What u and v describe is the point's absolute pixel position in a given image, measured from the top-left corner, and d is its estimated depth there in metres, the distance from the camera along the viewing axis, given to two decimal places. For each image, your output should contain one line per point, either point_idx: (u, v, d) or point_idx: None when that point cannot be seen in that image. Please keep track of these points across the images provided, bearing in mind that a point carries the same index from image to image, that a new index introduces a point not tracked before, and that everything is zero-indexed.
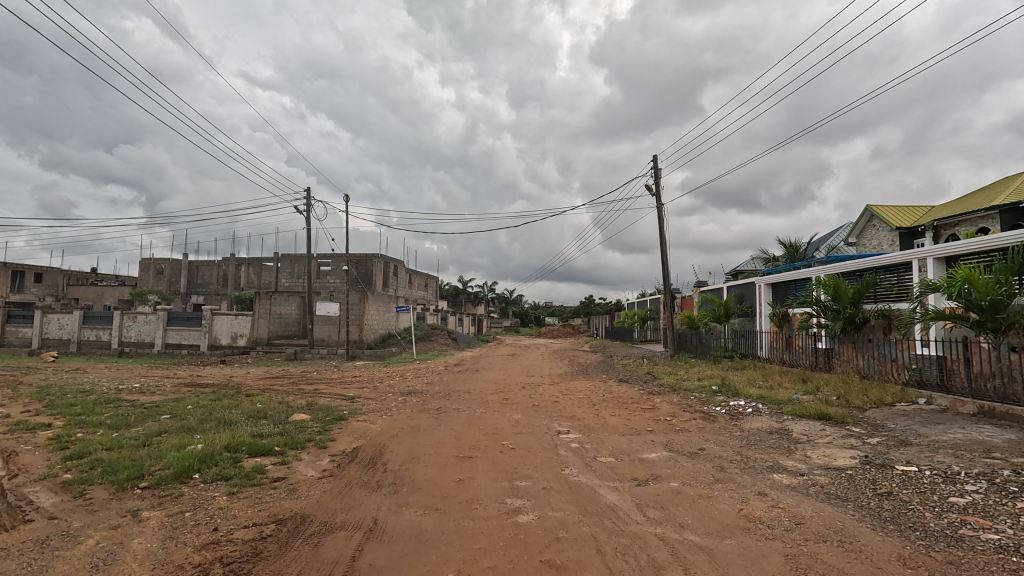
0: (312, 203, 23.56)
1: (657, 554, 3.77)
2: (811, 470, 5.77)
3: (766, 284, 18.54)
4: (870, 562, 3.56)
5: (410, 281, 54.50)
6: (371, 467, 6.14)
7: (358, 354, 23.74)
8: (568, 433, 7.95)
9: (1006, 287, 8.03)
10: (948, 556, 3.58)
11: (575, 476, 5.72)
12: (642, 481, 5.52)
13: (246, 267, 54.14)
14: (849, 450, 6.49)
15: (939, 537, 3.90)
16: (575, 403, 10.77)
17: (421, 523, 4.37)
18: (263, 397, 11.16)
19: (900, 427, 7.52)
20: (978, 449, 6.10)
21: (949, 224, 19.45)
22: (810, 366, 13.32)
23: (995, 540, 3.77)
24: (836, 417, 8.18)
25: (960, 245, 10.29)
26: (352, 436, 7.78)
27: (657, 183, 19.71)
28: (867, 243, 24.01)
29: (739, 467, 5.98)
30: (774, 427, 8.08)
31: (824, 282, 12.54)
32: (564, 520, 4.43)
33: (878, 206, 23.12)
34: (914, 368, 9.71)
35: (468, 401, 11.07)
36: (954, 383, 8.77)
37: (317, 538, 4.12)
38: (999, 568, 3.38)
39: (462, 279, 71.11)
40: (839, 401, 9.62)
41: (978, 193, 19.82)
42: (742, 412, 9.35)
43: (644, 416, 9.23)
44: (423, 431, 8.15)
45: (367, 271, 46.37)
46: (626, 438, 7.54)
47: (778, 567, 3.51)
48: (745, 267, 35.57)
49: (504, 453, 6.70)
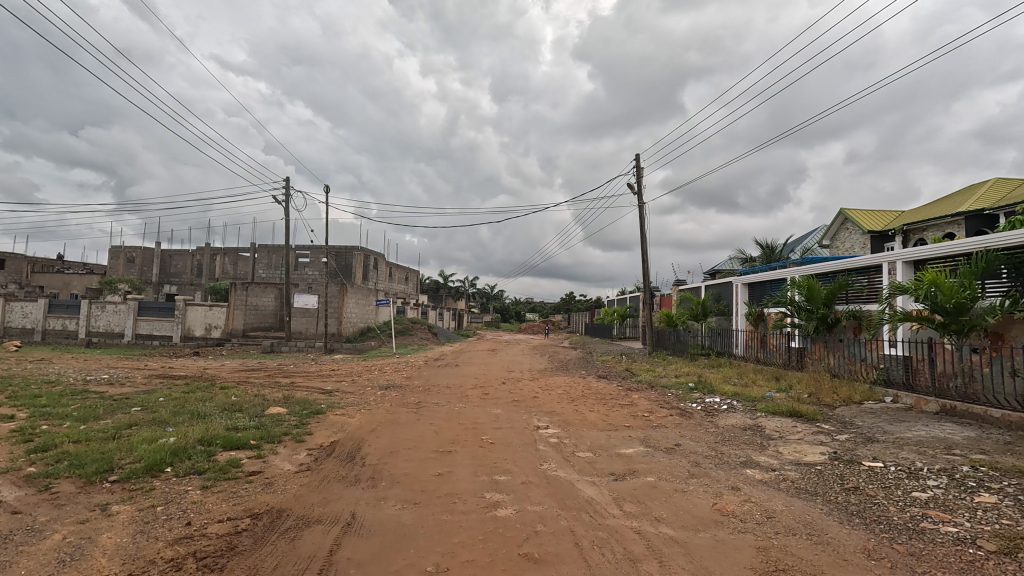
0: (291, 193, 23.08)
1: (633, 546, 3.85)
2: (783, 465, 5.93)
3: (743, 284, 18.89)
4: (837, 554, 3.69)
5: (390, 274, 53.87)
6: (350, 461, 6.10)
7: (337, 347, 23.47)
8: (547, 427, 8.04)
9: (970, 291, 8.33)
10: (909, 548, 3.74)
11: (555, 470, 5.77)
12: (619, 475, 5.61)
13: (222, 256, 53.09)
14: (818, 446, 6.68)
15: (902, 530, 4.06)
16: (555, 397, 10.90)
17: (400, 517, 4.36)
18: (238, 390, 10.94)
19: (867, 424, 7.78)
20: (940, 445, 6.35)
21: (917, 229, 20.10)
22: (783, 364, 13.68)
23: (953, 532, 3.95)
24: (807, 414, 8.43)
25: (929, 249, 10.63)
26: (330, 430, 7.69)
27: (638, 182, 19.99)
28: (840, 246, 24.74)
29: (713, 462, 6.12)
30: (747, 423, 8.28)
31: (799, 283, 12.88)
32: (543, 513, 4.48)
33: (851, 210, 23.85)
34: (882, 367, 10.04)
35: (448, 395, 11.03)
36: (919, 382, 9.09)
37: (293, 532, 4.07)
38: (957, 559, 3.54)
39: (444, 274, 70.70)
40: (810, 399, 9.90)
41: (945, 200, 20.59)
42: (717, 409, 9.55)
43: (622, 412, 9.33)
44: (403, 424, 8.17)
45: (347, 263, 45.94)
46: (604, 433, 7.63)
47: (751, 560, 3.61)
48: (722, 266, 36.47)
49: (484, 447, 6.74)
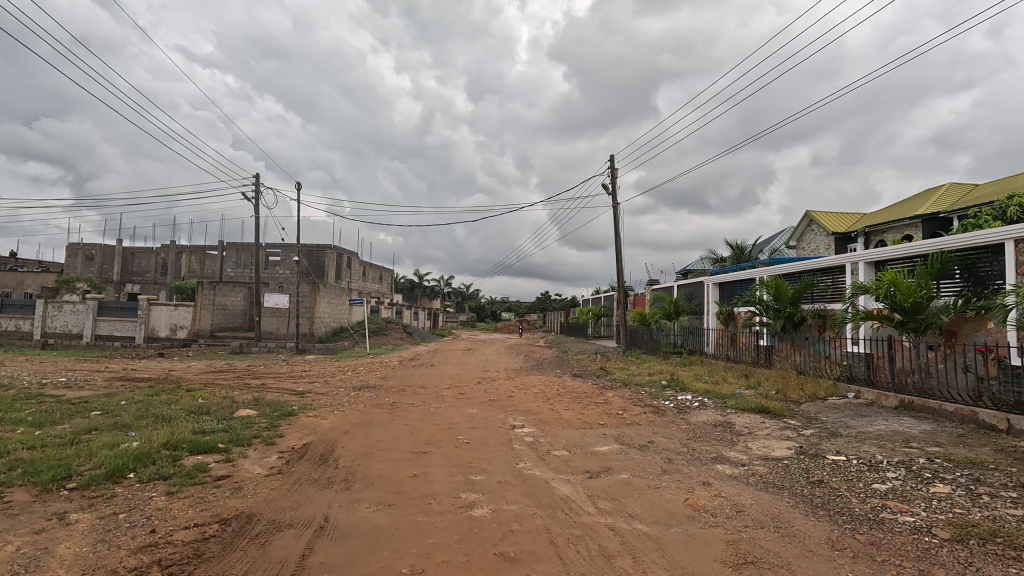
0: (261, 190, 22.54)
1: (608, 543, 3.90)
2: (752, 460, 6.10)
3: (714, 284, 19.31)
4: (803, 545, 3.81)
5: (363, 274, 53.14)
6: (323, 463, 6.00)
7: (309, 347, 23.02)
8: (523, 426, 8.06)
9: (926, 290, 8.71)
10: (869, 538, 3.89)
11: (530, 469, 5.79)
12: (594, 473, 5.67)
13: (188, 254, 51.46)
14: (785, 441, 6.89)
15: (863, 520, 4.22)
16: (530, 397, 10.94)
17: (375, 519, 4.31)
18: (205, 392, 10.62)
19: (831, 419, 8.05)
20: (899, 439, 6.63)
21: (878, 231, 20.88)
22: (752, 362, 14.04)
23: (911, 521, 4.13)
24: (775, 410, 8.68)
25: (888, 250, 11.05)
26: (302, 432, 7.55)
27: (613, 183, 20.24)
28: (806, 247, 25.53)
29: (685, 458, 6.24)
30: (718, 420, 8.48)
31: (767, 283, 13.25)
32: (518, 513, 4.49)
33: (817, 212, 24.64)
34: (844, 365, 10.41)
35: (423, 396, 10.94)
36: (879, 378, 9.45)
37: (264, 537, 3.98)
38: (914, 548, 3.70)
39: (419, 273, 70.10)
40: (778, 395, 10.19)
41: (904, 203, 21.46)
42: (689, 406, 9.75)
43: (597, 410, 9.44)
44: (377, 425, 8.08)
45: (319, 262, 45.10)
46: (579, 432, 7.70)
47: (721, 553, 3.70)
48: (694, 266, 37.21)
49: (459, 447, 6.72)
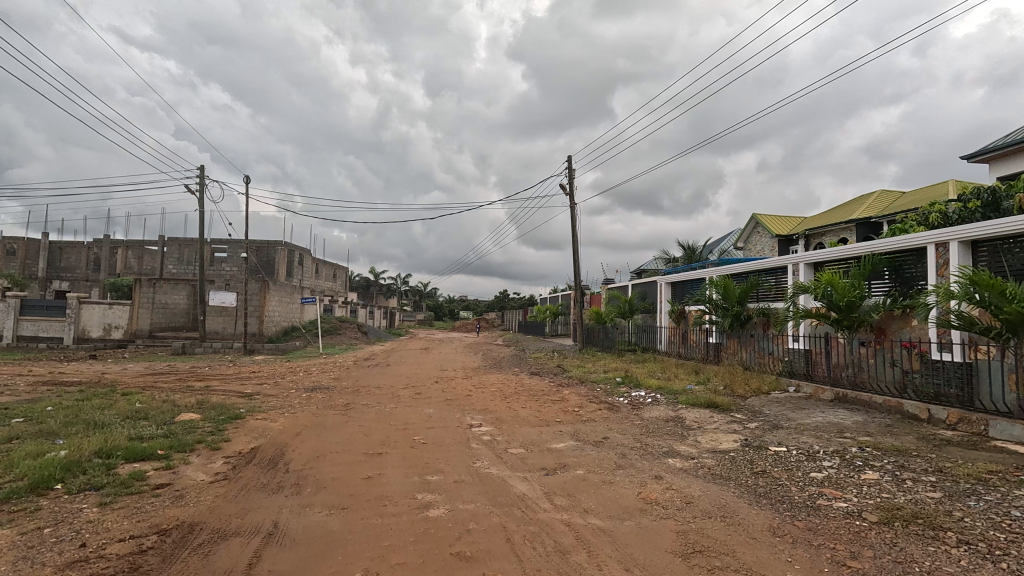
0: (206, 183, 21.47)
1: (563, 539, 3.95)
2: (701, 453, 6.34)
3: (667, 283, 19.93)
4: (747, 533, 3.99)
5: (316, 271, 51.57)
6: (272, 467, 5.78)
7: (257, 347, 22.12)
8: (480, 425, 8.04)
9: (859, 290, 9.31)
10: (807, 523, 4.12)
11: (487, 468, 5.80)
12: (550, 470, 5.74)
13: (124, 250, 48.35)
14: (732, 434, 7.20)
15: (801, 507, 4.47)
16: (488, 395, 10.94)
17: (327, 523, 4.20)
18: (143, 396, 10.01)
19: (774, 413, 8.49)
20: (834, 430, 7.06)
21: (817, 234, 22.13)
22: (702, 358, 14.60)
23: (843, 506, 4.41)
24: (723, 404, 9.04)
25: (826, 252, 11.72)
26: (250, 435, 7.25)
27: (570, 183, 20.51)
28: (752, 248, 26.75)
29: (639, 453, 6.41)
30: (669, 415, 8.77)
31: (716, 282, 13.79)
32: (475, 512, 4.49)
33: (762, 215, 25.85)
34: (786, 360, 10.99)
35: (378, 396, 10.74)
36: (817, 372, 10.04)
37: (208, 546, 3.80)
38: (846, 531, 3.95)
39: (374, 271, 68.67)
40: (726, 390, 10.64)
41: (840, 208, 22.84)
42: (642, 402, 10.02)
43: (554, 407, 9.54)
44: (331, 427, 7.86)
45: (269, 259, 43.41)
46: (536, 429, 7.77)
47: (672, 543, 3.82)
48: (648, 265, 38.26)
49: (416, 448, 6.63)
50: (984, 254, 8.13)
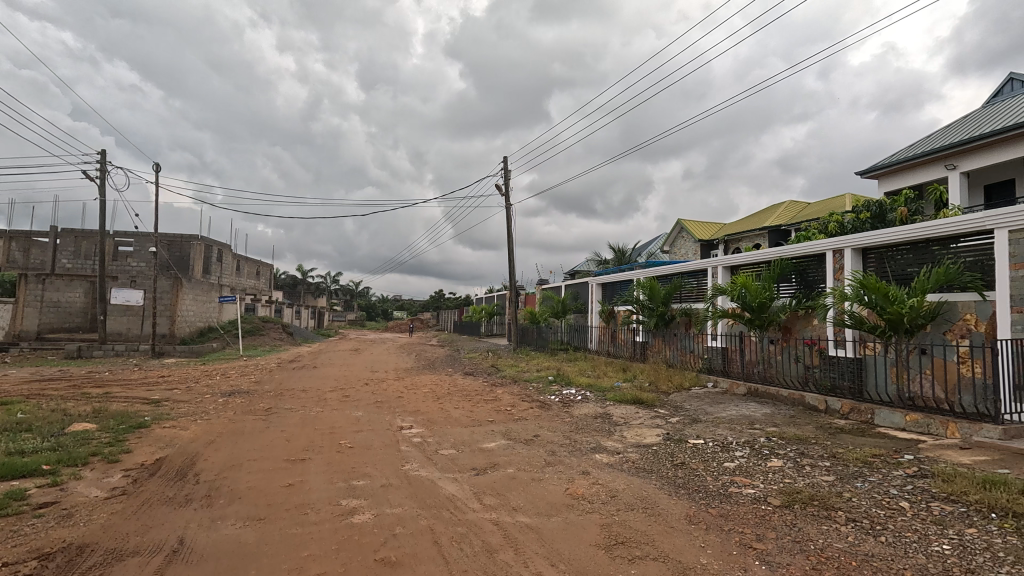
0: (108, 170, 19.53)
1: (491, 538, 3.96)
2: (626, 448, 6.58)
3: (598, 284, 20.56)
4: (666, 522, 4.19)
5: (238, 268, 48.45)
6: (180, 479, 5.35)
7: (168, 350, 20.41)
8: (411, 427, 7.89)
9: (769, 292, 10.08)
10: (719, 510, 4.40)
11: (416, 470, 5.69)
12: (481, 470, 5.73)
13: (7, 241, 42.97)
14: (655, 429, 7.54)
15: (714, 495, 4.76)
16: (419, 396, 10.75)
17: (241, 536, 3.94)
18: (26, 406, 8.91)
19: (693, 407, 8.99)
20: (745, 422, 7.58)
21: (734, 240, 23.73)
22: (629, 356, 15.20)
23: (751, 492, 4.74)
24: (647, 400, 9.45)
25: (741, 256, 12.58)
26: (155, 445, 6.66)
27: (506, 183, 20.65)
28: (677, 252, 28.22)
29: (567, 450, 6.55)
30: (598, 411, 9.04)
31: (643, 283, 14.42)
32: (401, 515, 4.39)
33: (687, 221, 27.36)
34: (705, 358, 11.68)
35: (303, 399, 10.25)
36: (732, 368, 10.75)
37: (100, 570, 3.44)
38: (753, 515, 4.26)
39: (302, 269, 65.52)
40: (651, 386, 11.14)
41: (755, 216, 24.64)
42: (573, 399, 10.26)
43: (486, 407, 9.54)
44: (249, 434, 7.40)
45: (183, 254, 40.22)
46: (468, 429, 7.74)
47: (596, 537, 3.94)
48: (581, 267, 39.30)
49: (341, 452, 6.39)
50: (873, 260, 9.06)
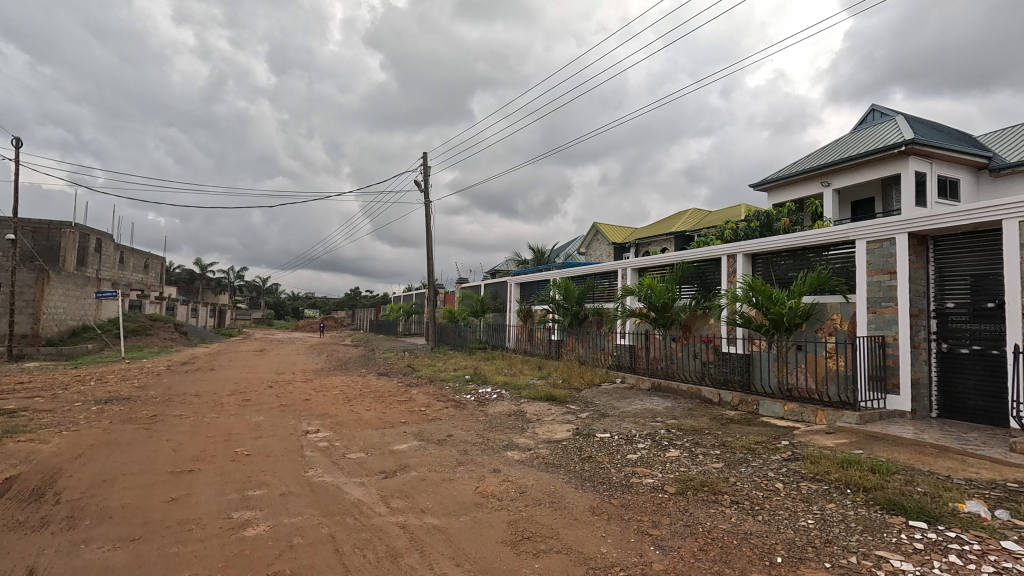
0: None
1: (396, 542, 3.85)
2: (537, 444, 6.71)
3: (516, 283, 20.84)
4: (571, 515, 4.33)
5: (121, 261, 43.42)
6: (36, 500, 4.67)
7: (30, 352, 17.80)
8: (317, 431, 7.50)
9: (672, 293, 10.77)
10: (621, 500, 4.61)
11: (320, 476, 5.41)
12: (390, 473, 5.57)
13: None
14: (565, 425, 7.77)
15: (617, 486, 4.99)
16: (328, 399, 10.27)
17: (109, 560, 3.52)
18: None
19: (602, 402, 9.39)
20: (648, 415, 8.03)
21: (644, 244, 25.12)
22: (545, 354, 15.57)
23: (650, 481, 5.03)
24: (560, 397, 9.72)
25: (649, 259, 13.35)
26: (5, 463, 5.76)
27: (426, 180, 20.30)
28: (593, 254, 29.35)
29: (480, 448, 6.56)
30: (512, 409, 9.15)
31: (559, 283, 14.84)
32: (300, 525, 4.15)
33: (602, 225, 28.55)
34: (614, 355, 12.25)
35: (195, 405, 9.39)
36: (639, 364, 11.38)
37: None
38: (651, 503, 4.51)
39: (200, 263, 60.11)
40: (564, 383, 11.48)
41: (663, 222, 26.26)
42: (488, 398, 10.31)
43: (399, 408, 9.31)
44: (127, 444, 6.64)
45: (52, 243, 35.32)
46: (378, 432, 7.50)
47: (503, 533, 3.97)
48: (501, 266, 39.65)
49: (237, 461, 5.93)
50: (760, 265, 9.98)
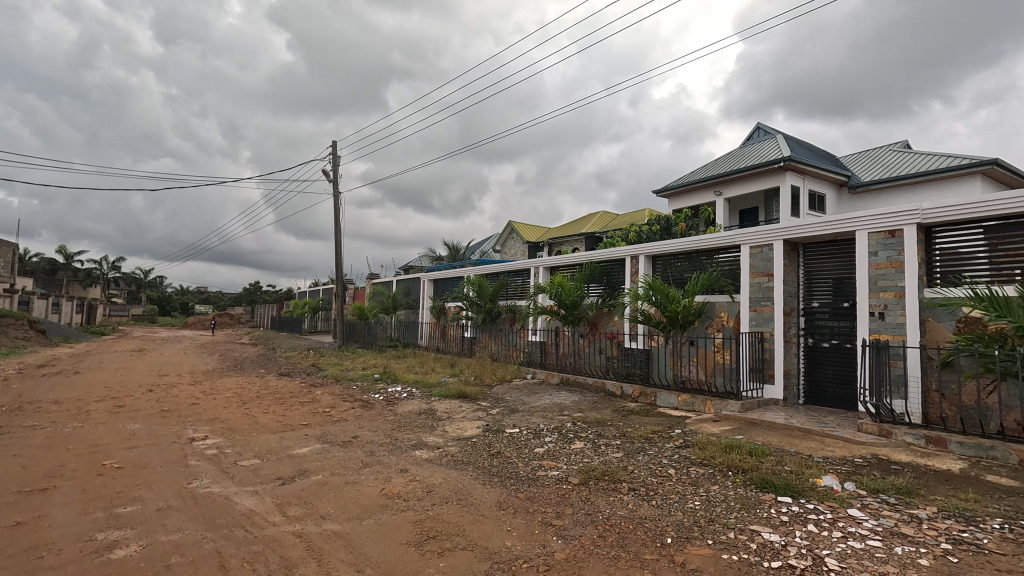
0: None
1: (291, 552, 3.62)
2: (446, 442, 6.66)
3: (430, 280, 20.53)
4: (478, 511, 4.34)
5: None
6: None
7: None
8: (205, 438, 6.86)
9: (580, 291, 11.21)
10: (527, 493, 4.71)
11: (206, 487, 4.95)
12: (287, 479, 5.23)
13: None
14: (475, 421, 7.78)
15: (523, 480, 5.09)
16: (220, 402, 9.44)
17: None
18: None
19: (513, 398, 9.54)
20: (556, 409, 8.28)
21: (556, 243, 25.85)
22: (458, 352, 15.51)
23: (555, 473, 5.19)
24: (471, 394, 9.74)
25: (559, 259, 13.77)
26: None
27: (335, 170, 19.35)
28: (507, 252, 29.72)
29: (387, 449, 6.38)
30: (422, 408, 9.00)
31: (472, 280, 14.85)
32: (180, 542, 3.77)
33: (516, 223, 28.98)
34: (526, 351, 12.51)
35: (53, 414, 8.20)
36: (548, 360, 11.71)
37: None
38: (555, 494, 4.66)
39: (65, 252, 52.57)
40: (475, 380, 11.52)
41: (574, 223, 27.21)
42: (398, 397, 10.05)
43: (301, 410, 8.79)
44: None
45: None
46: (276, 436, 7.02)
47: (408, 534, 3.89)
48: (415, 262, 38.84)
49: (104, 475, 5.25)
50: (660, 266, 10.68)
